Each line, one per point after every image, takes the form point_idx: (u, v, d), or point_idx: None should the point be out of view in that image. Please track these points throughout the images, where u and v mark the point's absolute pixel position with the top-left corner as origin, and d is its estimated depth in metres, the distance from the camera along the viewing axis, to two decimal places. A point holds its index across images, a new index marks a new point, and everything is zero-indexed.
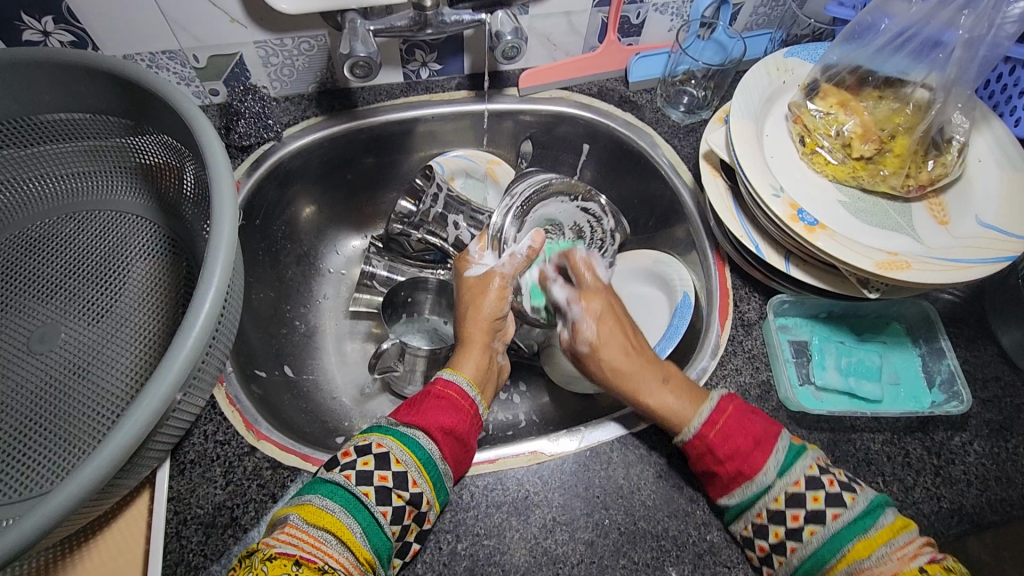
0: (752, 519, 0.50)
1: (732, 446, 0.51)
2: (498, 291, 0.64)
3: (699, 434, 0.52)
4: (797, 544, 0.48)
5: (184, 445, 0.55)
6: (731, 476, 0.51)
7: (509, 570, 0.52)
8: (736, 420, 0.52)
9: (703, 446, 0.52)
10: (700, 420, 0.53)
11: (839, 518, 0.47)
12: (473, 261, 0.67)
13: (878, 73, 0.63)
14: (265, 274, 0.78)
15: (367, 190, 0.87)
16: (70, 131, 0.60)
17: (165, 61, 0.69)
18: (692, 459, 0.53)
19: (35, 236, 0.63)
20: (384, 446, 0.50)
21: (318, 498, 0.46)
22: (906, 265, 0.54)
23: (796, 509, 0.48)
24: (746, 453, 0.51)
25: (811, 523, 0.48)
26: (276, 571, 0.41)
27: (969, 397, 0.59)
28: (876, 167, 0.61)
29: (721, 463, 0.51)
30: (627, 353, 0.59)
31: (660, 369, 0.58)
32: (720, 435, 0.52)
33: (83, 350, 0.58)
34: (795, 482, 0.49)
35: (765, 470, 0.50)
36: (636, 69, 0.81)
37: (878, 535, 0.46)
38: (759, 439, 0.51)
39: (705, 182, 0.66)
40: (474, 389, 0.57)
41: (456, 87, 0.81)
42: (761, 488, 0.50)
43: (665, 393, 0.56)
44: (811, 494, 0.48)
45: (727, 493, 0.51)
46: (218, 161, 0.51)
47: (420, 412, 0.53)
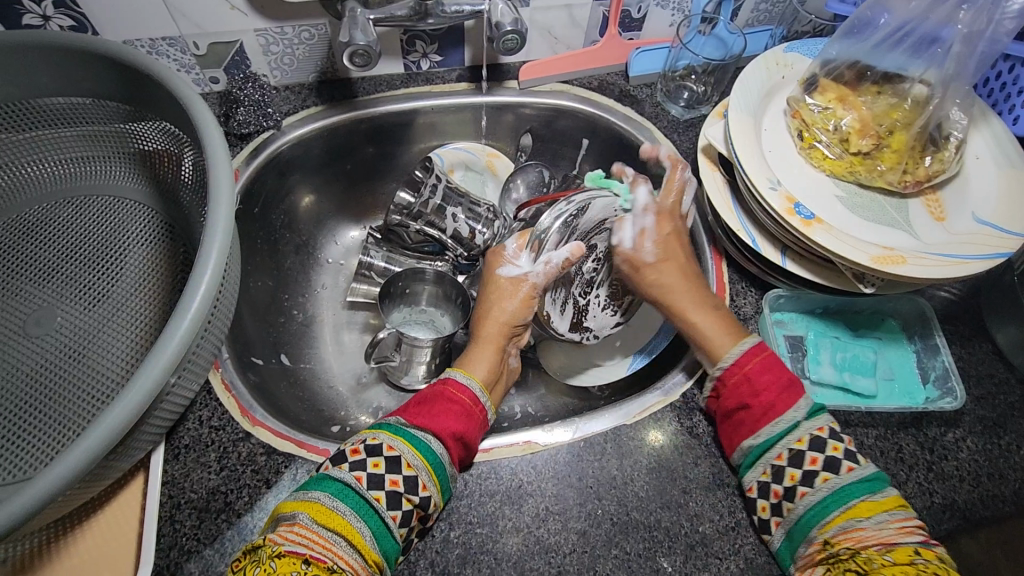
0: (771, 461, 0.52)
1: (769, 378, 0.54)
2: (523, 299, 0.62)
3: (738, 363, 0.56)
4: (808, 490, 0.50)
5: (179, 430, 0.56)
6: (765, 409, 0.53)
7: (501, 559, 0.52)
8: (773, 360, 0.56)
9: (741, 376, 0.55)
10: (738, 353, 0.56)
11: (853, 471, 0.49)
12: (509, 259, 0.63)
13: (876, 69, 0.63)
14: (264, 263, 0.78)
15: (366, 180, 0.87)
16: (69, 116, 0.60)
17: (165, 48, 0.69)
18: (727, 387, 0.56)
19: (33, 220, 0.63)
20: (395, 449, 0.50)
21: (328, 498, 0.46)
22: (901, 259, 0.55)
23: (815, 454, 0.51)
24: (781, 388, 0.54)
25: (827, 470, 0.50)
26: (285, 569, 0.41)
27: (963, 394, 0.60)
28: (873, 162, 0.61)
29: (757, 396, 0.54)
30: (678, 276, 0.63)
31: (710, 300, 0.62)
32: (758, 366, 0.55)
33: (78, 334, 0.58)
34: (818, 428, 0.52)
35: (795, 408, 0.53)
36: (636, 63, 0.81)
37: (882, 500, 0.48)
38: (790, 383, 0.54)
39: (702, 175, 0.66)
40: (482, 392, 0.56)
41: (457, 79, 0.81)
42: (787, 427, 0.52)
43: (708, 317, 0.60)
44: (831, 443, 0.51)
45: (750, 428, 0.54)
46: (216, 145, 0.51)
47: (430, 415, 0.53)
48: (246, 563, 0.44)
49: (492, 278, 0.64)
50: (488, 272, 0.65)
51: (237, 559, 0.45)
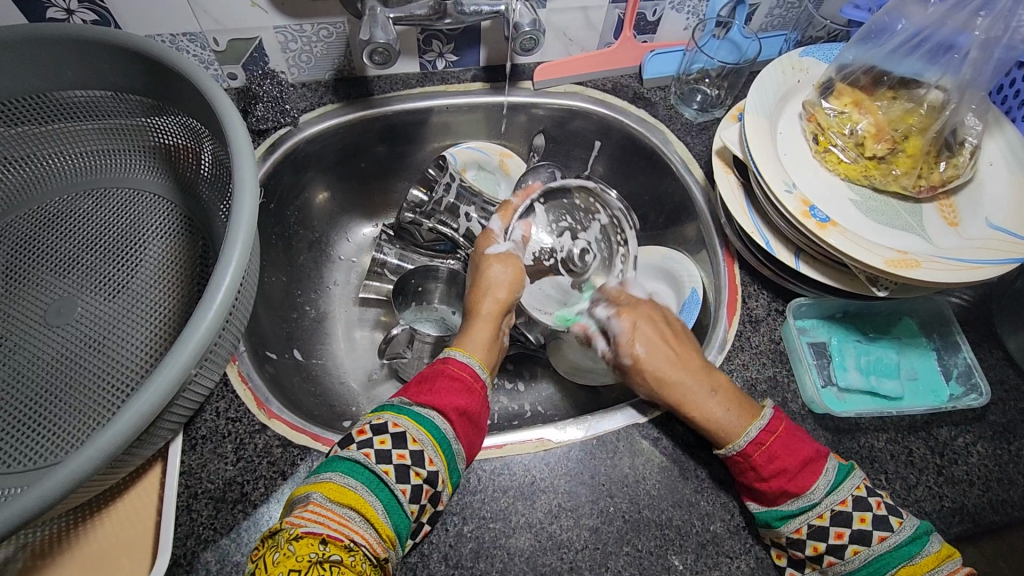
0: (790, 532, 0.50)
1: (779, 467, 0.50)
2: (514, 272, 0.65)
3: (744, 452, 0.51)
4: (836, 561, 0.49)
5: (196, 421, 0.56)
6: (776, 494, 0.50)
7: (514, 554, 0.53)
8: (785, 440, 0.51)
9: (747, 463, 0.51)
10: (747, 439, 0.51)
11: (886, 541, 0.47)
12: (494, 241, 0.68)
13: (892, 74, 0.64)
14: (278, 258, 0.78)
15: (380, 178, 0.88)
16: (91, 109, 0.60)
17: (185, 43, 0.70)
18: (734, 471, 0.53)
19: (53, 212, 0.64)
20: (401, 425, 0.50)
21: (339, 476, 0.46)
22: (915, 263, 0.55)
23: (840, 527, 0.49)
24: (794, 472, 0.50)
25: (857, 543, 0.48)
26: (304, 550, 0.41)
27: (988, 390, 0.61)
28: (888, 167, 0.61)
29: (766, 480, 0.50)
30: (673, 362, 0.58)
31: (708, 379, 0.57)
32: (766, 456, 0.50)
33: (97, 325, 0.59)
34: (842, 501, 0.49)
35: (813, 488, 0.49)
36: (650, 66, 0.81)
37: (922, 562, 0.47)
38: (808, 460, 0.51)
39: (717, 178, 0.67)
40: (481, 369, 0.57)
41: (472, 79, 0.82)
42: (806, 505, 0.49)
43: (714, 403, 0.55)
44: (858, 515, 0.49)
45: (763, 502, 0.52)
46: (239, 139, 0.51)
47: (431, 392, 0.53)
48: (263, 550, 0.43)
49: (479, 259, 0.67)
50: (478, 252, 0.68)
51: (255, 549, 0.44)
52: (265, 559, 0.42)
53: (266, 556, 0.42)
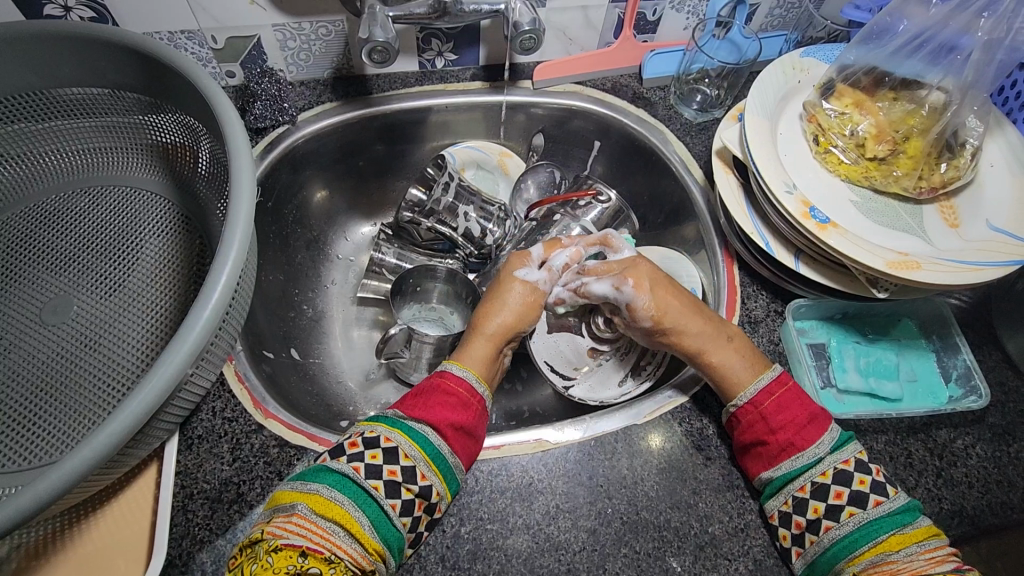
0: (793, 492, 0.52)
1: (787, 417, 0.53)
2: (531, 301, 0.64)
3: (753, 401, 0.55)
4: (833, 524, 0.49)
5: (193, 420, 0.56)
6: (782, 447, 0.53)
7: (512, 555, 0.52)
8: (793, 394, 0.55)
9: (756, 413, 0.54)
10: (757, 389, 0.55)
11: (882, 505, 0.49)
12: (527, 262, 0.66)
13: (893, 75, 0.64)
14: (275, 257, 0.78)
15: (378, 177, 0.88)
16: (88, 107, 0.60)
17: (183, 41, 0.69)
18: (742, 426, 0.55)
19: (50, 209, 0.64)
20: (392, 440, 0.50)
21: (326, 489, 0.46)
22: (915, 265, 0.55)
23: (841, 487, 0.50)
24: (799, 425, 0.53)
25: (852, 505, 0.49)
26: (281, 562, 0.42)
27: (988, 391, 0.61)
28: (888, 168, 0.61)
29: (773, 433, 0.53)
30: (692, 316, 0.60)
31: (721, 329, 0.60)
32: (775, 405, 0.54)
33: (93, 324, 0.58)
34: (844, 461, 0.51)
35: (818, 442, 0.52)
36: (650, 66, 0.81)
37: (913, 532, 0.48)
38: (814, 415, 0.54)
39: (716, 179, 0.67)
40: (479, 385, 0.57)
41: (471, 78, 0.82)
42: (810, 461, 0.52)
43: (729, 352, 0.59)
44: (859, 477, 0.50)
45: (772, 466, 0.53)
46: (236, 138, 0.51)
47: (428, 408, 0.53)
48: (244, 559, 0.44)
49: (505, 278, 0.65)
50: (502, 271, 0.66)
51: (236, 556, 0.45)
52: (242, 569, 0.43)
53: (244, 565, 0.43)
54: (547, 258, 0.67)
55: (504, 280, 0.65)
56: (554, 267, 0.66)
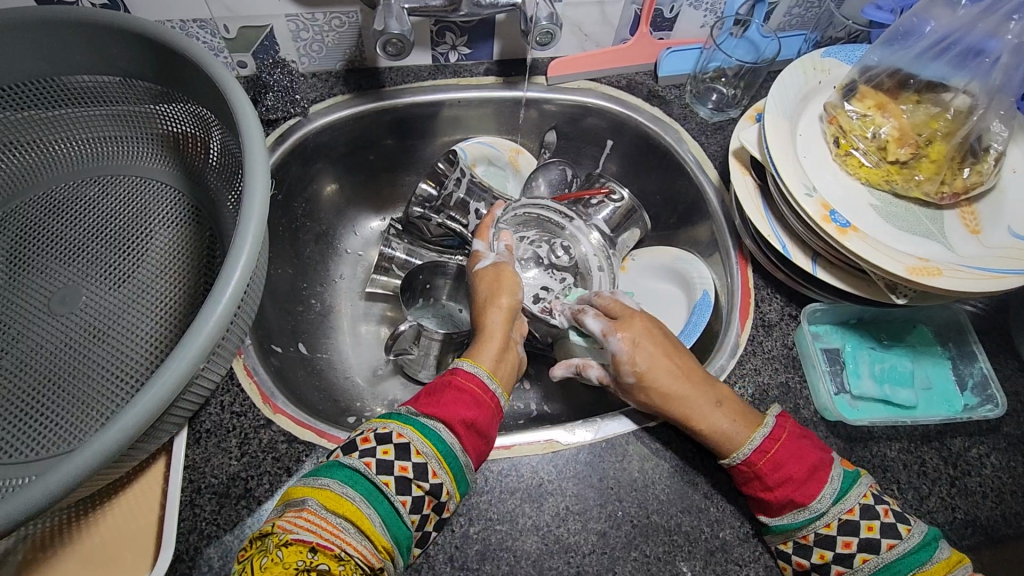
0: (796, 539, 0.50)
1: (784, 474, 0.50)
2: (508, 277, 0.67)
3: (749, 460, 0.51)
4: (846, 569, 0.49)
5: (201, 414, 0.55)
6: (782, 503, 0.50)
7: (521, 557, 0.52)
8: (789, 448, 0.51)
9: (752, 473, 0.51)
10: (752, 447, 0.52)
11: (895, 549, 0.47)
12: (481, 258, 0.70)
13: (918, 77, 0.62)
14: (285, 250, 0.77)
15: (389, 171, 0.87)
16: (99, 95, 0.59)
17: (195, 30, 0.69)
18: (740, 482, 0.53)
19: (58, 198, 0.63)
20: (405, 436, 0.49)
21: (337, 484, 0.46)
22: (936, 271, 0.54)
23: (848, 537, 0.49)
24: (799, 482, 0.50)
25: (865, 551, 0.48)
26: (292, 557, 0.41)
27: (1004, 401, 0.60)
28: (910, 172, 0.60)
29: (772, 490, 0.50)
30: (676, 377, 0.56)
31: (709, 391, 0.56)
32: (771, 463, 0.51)
33: (102, 315, 0.58)
34: (849, 511, 0.49)
35: (820, 497, 0.50)
36: (666, 63, 0.80)
37: (932, 569, 0.47)
38: (815, 467, 0.51)
39: (733, 179, 0.66)
40: (492, 381, 0.56)
41: (484, 72, 0.81)
42: (812, 516, 0.49)
43: (716, 416, 0.54)
44: (865, 523, 0.49)
45: (771, 513, 0.51)
46: (250, 128, 0.50)
47: (440, 405, 0.52)
48: (252, 553, 0.43)
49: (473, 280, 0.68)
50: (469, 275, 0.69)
51: (244, 550, 0.44)
52: (253, 563, 0.42)
53: (254, 559, 0.42)
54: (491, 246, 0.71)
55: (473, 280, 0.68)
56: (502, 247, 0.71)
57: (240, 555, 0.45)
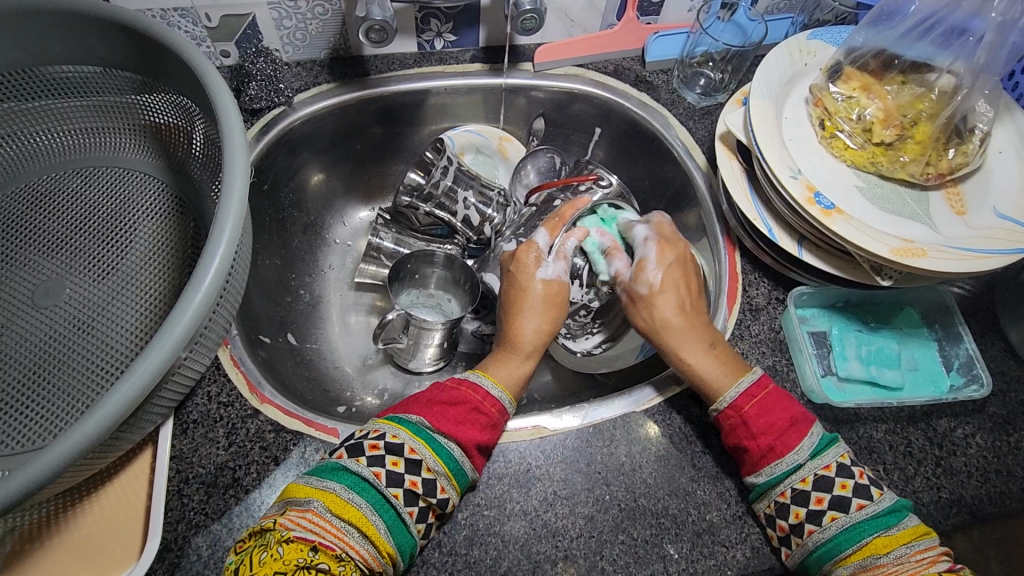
0: (775, 497, 0.50)
1: (768, 421, 0.52)
2: (556, 302, 0.63)
3: (735, 404, 0.53)
4: (816, 529, 0.49)
5: (188, 405, 0.55)
6: (762, 452, 0.51)
7: (508, 541, 0.52)
8: (774, 398, 0.54)
9: (738, 417, 0.53)
10: (738, 391, 0.54)
11: (865, 509, 0.48)
12: (540, 257, 0.63)
13: (903, 58, 0.62)
14: (271, 240, 0.77)
15: (376, 161, 0.86)
16: (80, 85, 0.59)
17: (176, 19, 0.68)
18: (724, 432, 0.54)
19: (40, 191, 0.62)
20: (417, 453, 0.48)
21: (343, 490, 0.46)
22: (921, 252, 0.54)
23: (822, 493, 0.49)
24: (781, 429, 0.52)
25: (835, 510, 0.49)
26: (292, 555, 0.42)
27: (990, 381, 0.60)
28: (895, 153, 0.60)
29: (755, 437, 0.52)
30: (680, 308, 0.60)
31: (709, 333, 0.59)
32: (757, 408, 0.53)
33: (88, 306, 0.58)
34: (825, 466, 0.50)
35: (797, 449, 0.51)
36: (653, 49, 0.80)
37: (899, 534, 0.47)
38: (796, 420, 0.52)
39: (720, 163, 0.66)
40: (509, 403, 0.55)
41: (471, 59, 0.80)
42: (790, 467, 0.50)
43: (705, 356, 0.57)
44: (840, 481, 0.49)
45: (755, 471, 0.52)
46: (230, 117, 0.50)
47: (457, 425, 0.51)
48: (252, 545, 0.44)
49: (524, 282, 0.62)
50: (518, 270, 0.63)
51: (244, 540, 0.45)
52: (252, 557, 0.42)
53: (254, 552, 0.43)
54: (554, 243, 0.65)
55: (523, 283, 0.63)
56: (565, 252, 0.64)
57: (237, 545, 0.45)
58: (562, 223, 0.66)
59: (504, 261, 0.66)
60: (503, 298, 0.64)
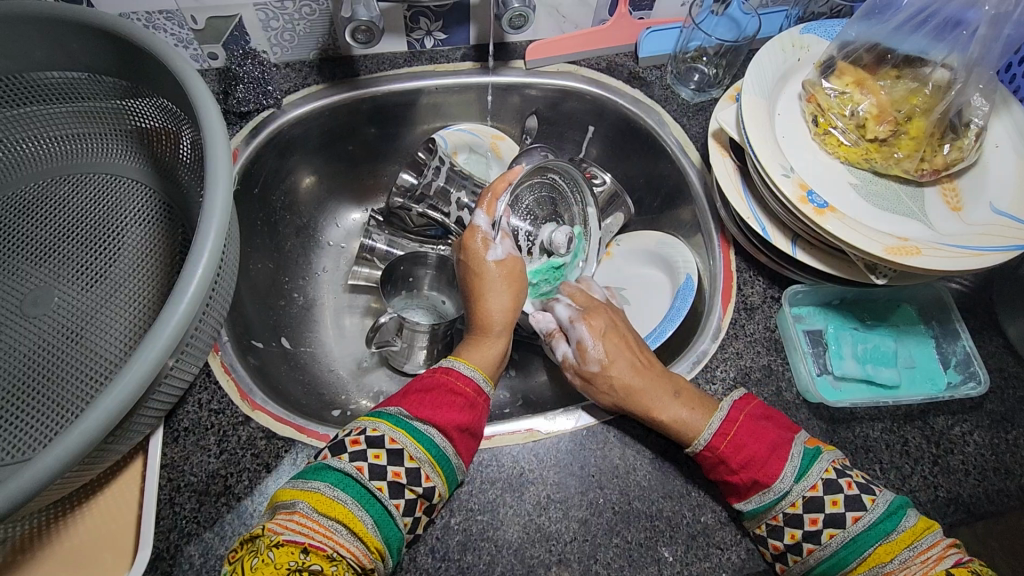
0: (768, 521, 0.50)
1: (747, 454, 0.50)
2: (516, 276, 0.62)
3: (710, 446, 0.52)
4: (816, 546, 0.48)
5: (179, 412, 0.55)
6: (748, 484, 0.50)
7: (502, 546, 0.52)
8: (747, 428, 0.52)
9: (715, 458, 0.52)
10: (711, 432, 0.52)
11: (861, 520, 0.47)
12: (487, 240, 0.62)
13: (896, 52, 0.62)
14: (264, 244, 0.76)
15: (368, 161, 0.86)
16: (65, 92, 0.58)
17: (161, 22, 0.67)
18: (705, 469, 0.53)
19: (28, 198, 0.62)
20: (398, 442, 0.48)
21: (329, 488, 0.45)
22: (915, 250, 0.53)
23: (815, 514, 0.48)
24: (762, 460, 0.50)
25: (831, 526, 0.48)
26: (283, 558, 0.41)
27: (986, 378, 0.60)
28: (890, 149, 0.59)
29: (736, 472, 0.51)
30: (637, 370, 0.58)
31: (670, 381, 0.57)
32: (732, 445, 0.51)
33: (76, 315, 0.57)
34: (812, 487, 0.49)
35: (783, 476, 0.50)
36: (646, 44, 0.79)
37: (900, 537, 0.47)
38: (775, 446, 0.51)
39: (713, 161, 0.65)
40: (484, 381, 0.56)
41: (461, 58, 0.79)
42: (778, 495, 0.49)
43: (677, 405, 0.55)
44: (830, 498, 0.48)
45: (743, 498, 0.51)
46: (213, 122, 0.49)
47: (434, 408, 0.51)
48: (243, 553, 0.43)
49: (478, 266, 0.62)
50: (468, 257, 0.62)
51: (235, 550, 0.44)
52: (243, 563, 0.42)
53: (244, 559, 0.42)
54: (494, 222, 0.62)
55: (477, 266, 0.62)
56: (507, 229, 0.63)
57: (229, 557, 0.45)
58: (496, 199, 0.62)
59: (455, 248, 0.65)
60: (463, 283, 0.64)
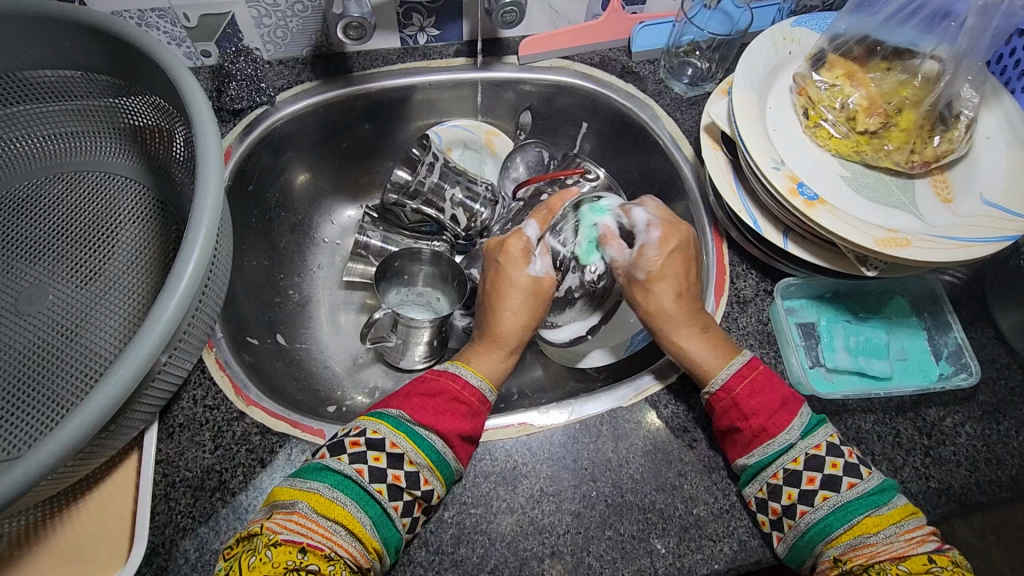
0: (768, 479, 0.50)
1: (759, 401, 0.52)
2: (538, 295, 0.61)
3: (726, 387, 0.53)
4: (808, 509, 0.48)
5: (174, 408, 0.56)
6: (754, 433, 0.51)
7: (495, 539, 0.52)
8: (765, 377, 0.54)
9: (729, 400, 0.53)
10: (729, 373, 0.54)
11: (855, 488, 0.48)
12: (529, 251, 0.61)
13: (885, 44, 0.62)
14: (258, 241, 0.76)
15: (363, 158, 0.86)
16: (59, 91, 0.59)
17: (154, 19, 0.67)
18: (716, 414, 0.54)
19: (23, 196, 0.62)
20: (399, 446, 0.49)
21: (328, 489, 0.46)
22: (905, 242, 0.54)
23: (813, 473, 0.49)
24: (772, 410, 0.52)
25: (827, 489, 0.48)
26: (281, 557, 0.42)
27: (978, 369, 0.60)
28: (880, 142, 0.60)
29: (747, 419, 0.52)
30: (679, 295, 0.59)
31: (698, 317, 0.58)
32: (747, 390, 0.53)
33: (71, 312, 0.58)
34: (815, 446, 0.50)
35: (788, 429, 0.51)
36: (638, 39, 0.79)
37: (889, 513, 0.47)
38: (786, 400, 0.52)
39: (705, 155, 0.65)
40: (488, 390, 0.55)
41: (455, 54, 0.79)
42: (781, 448, 0.50)
43: (699, 339, 0.57)
44: (830, 460, 0.49)
45: (745, 453, 0.52)
46: (205, 121, 0.49)
47: (437, 414, 0.51)
48: (241, 551, 0.44)
49: (508, 274, 0.60)
50: (499, 266, 0.61)
51: (231, 546, 0.45)
52: (241, 561, 0.42)
53: (242, 557, 0.42)
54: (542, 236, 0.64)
55: (508, 274, 0.60)
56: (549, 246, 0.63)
57: (224, 554, 0.45)
58: (552, 215, 0.65)
59: (490, 248, 0.63)
60: (485, 288, 0.62)
